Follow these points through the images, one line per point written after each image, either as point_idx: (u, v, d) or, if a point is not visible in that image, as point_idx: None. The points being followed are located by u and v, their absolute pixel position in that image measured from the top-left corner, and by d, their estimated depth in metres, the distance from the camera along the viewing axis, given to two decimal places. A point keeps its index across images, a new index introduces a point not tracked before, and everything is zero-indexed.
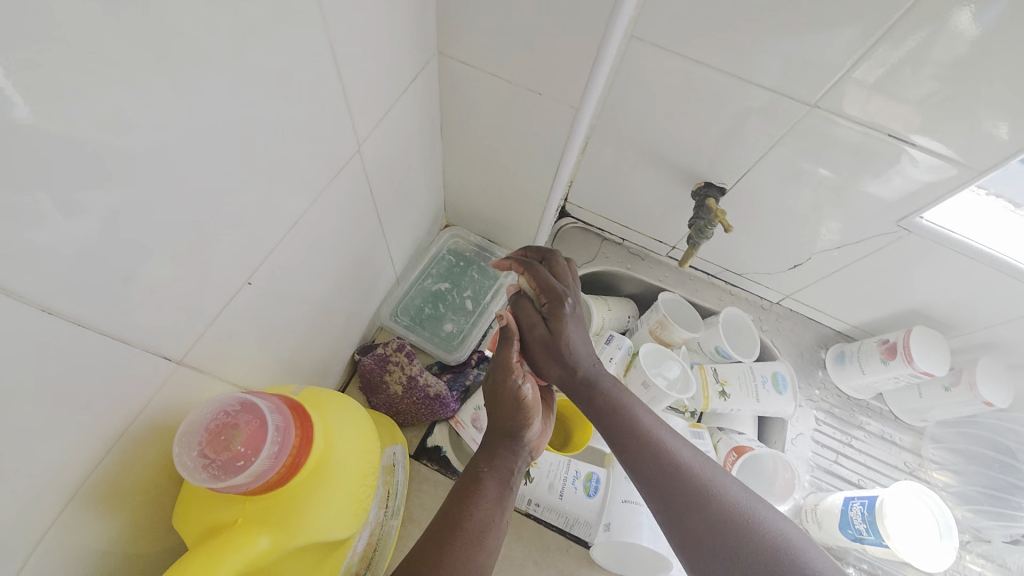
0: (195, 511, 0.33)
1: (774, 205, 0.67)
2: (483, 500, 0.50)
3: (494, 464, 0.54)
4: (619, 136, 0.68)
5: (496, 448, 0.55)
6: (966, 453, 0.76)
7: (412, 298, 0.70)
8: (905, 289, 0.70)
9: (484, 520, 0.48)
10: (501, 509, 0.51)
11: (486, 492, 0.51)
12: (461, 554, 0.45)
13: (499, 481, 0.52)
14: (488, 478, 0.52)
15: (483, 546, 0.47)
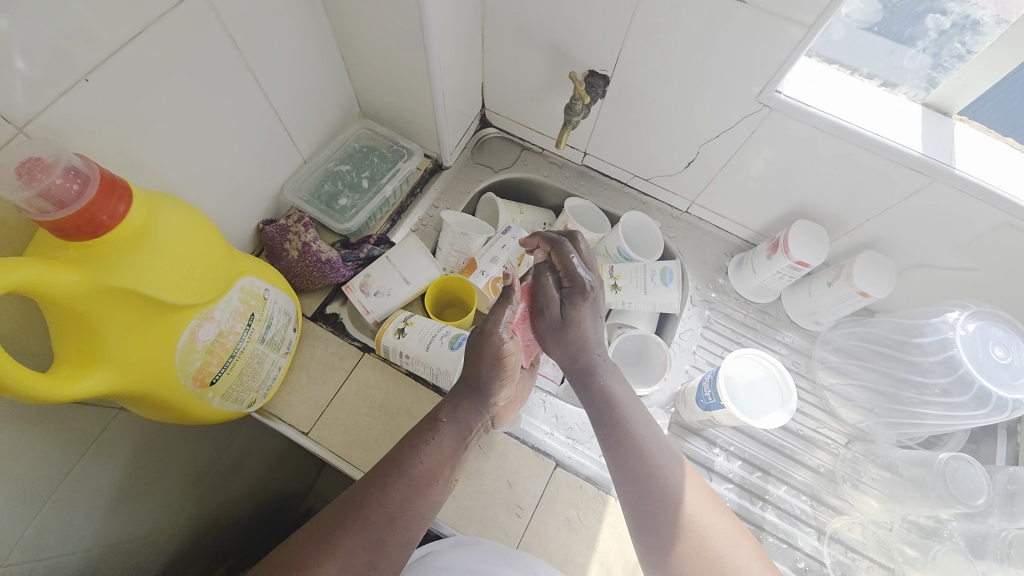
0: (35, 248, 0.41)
1: (656, 90, 0.70)
2: (432, 446, 0.53)
3: (459, 413, 0.56)
4: (510, 23, 0.72)
5: (468, 397, 0.57)
6: (852, 352, 0.76)
7: (317, 180, 0.77)
8: (789, 179, 0.71)
9: (431, 469, 0.52)
10: (444, 482, 0.53)
11: (437, 441, 0.54)
12: (400, 499, 0.49)
13: (455, 431, 0.55)
14: (447, 428, 0.55)
15: (425, 493, 0.51)
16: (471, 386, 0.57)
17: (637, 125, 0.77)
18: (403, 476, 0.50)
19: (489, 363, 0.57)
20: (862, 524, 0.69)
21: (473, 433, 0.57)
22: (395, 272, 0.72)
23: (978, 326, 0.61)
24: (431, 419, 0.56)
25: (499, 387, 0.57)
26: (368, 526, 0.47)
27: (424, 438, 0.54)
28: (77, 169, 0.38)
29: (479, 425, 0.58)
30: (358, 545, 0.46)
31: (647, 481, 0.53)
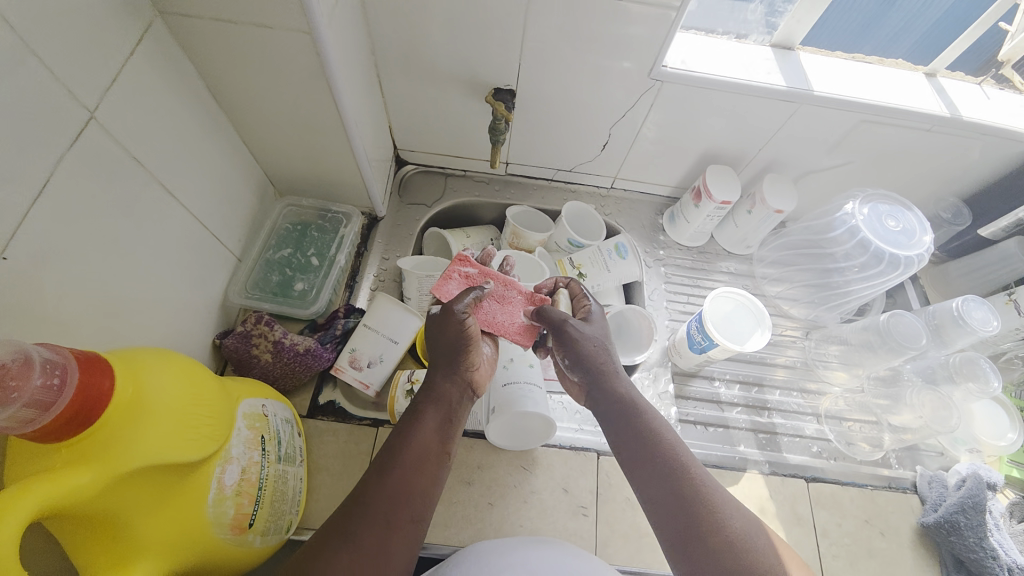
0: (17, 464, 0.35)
1: (558, 91, 0.75)
2: (420, 425, 0.55)
3: (437, 388, 0.58)
4: (403, 64, 0.73)
5: (444, 369, 0.59)
6: (784, 261, 0.88)
7: (260, 274, 0.72)
8: (691, 136, 0.81)
9: (421, 447, 0.53)
10: (440, 457, 0.54)
11: (424, 420, 0.56)
12: (400, 479, 0.50)
13: (436, 408, 0.57)
14: (427, 405, 0.57)
15: (422, 469, 0.52)
16: (444, 357, 0.59)
17: (549, 126, 0.82)
18: (397, 456, 0.52)
19: (454, 331, 0.59)
20: (841, 397, 0.83)
21: (456, 406, 0.58)
22: (379, 337, 0.71)
23: (870, 207, 0.75)
24: (415, 405, 0.57)
25: (469, 353, 0.59)
26: (371, 515, 0.47)
27: (412, 421, 0.55)
28: (45, 361, 0.33)
29: (461, 395, 0.59)
30: (368, 535, 0.46)
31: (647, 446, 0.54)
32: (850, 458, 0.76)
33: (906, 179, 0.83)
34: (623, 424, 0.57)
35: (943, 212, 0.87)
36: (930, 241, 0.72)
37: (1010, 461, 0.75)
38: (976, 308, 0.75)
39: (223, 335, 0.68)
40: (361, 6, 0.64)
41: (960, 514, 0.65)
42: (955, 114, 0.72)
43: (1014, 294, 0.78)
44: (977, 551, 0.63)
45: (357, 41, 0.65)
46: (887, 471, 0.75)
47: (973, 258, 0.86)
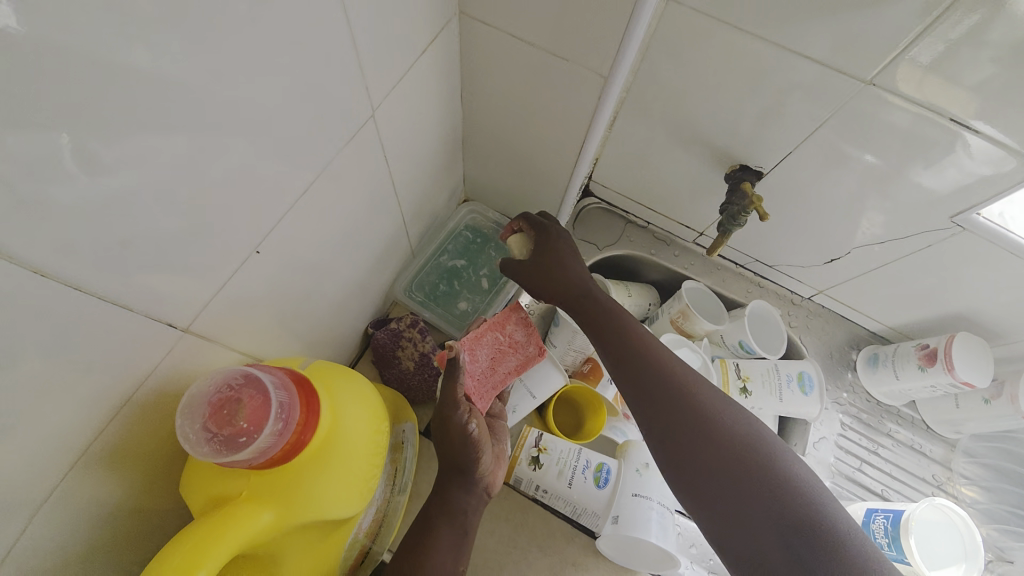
0: (199, 480, 0.32)
1: (815, 192, 0.63)
2: (436, 547, 0.48)
3: (455, 509, 0.51)
4: (652, 110, 0.65)
5: (454, 481, 0.52)
6: (1000, 470, 0.72)
7: (426, 274, 0.69)
8: (953, 290, 0.65)
9: (440, 570, 0.47)
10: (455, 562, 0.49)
11: (439, 538, 0.49)
12: None
13: (449, 527, 0.50)
14: (442, 524, 0.50)
15: None
16: (448, 471, 0.52)
17: (777, 219, 0.70)
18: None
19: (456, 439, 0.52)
20: None
21: (470, 520, 0.52)
22: (520, 386, 0.65)
23: None
24: (426, 517, 0.51)
25: (475, 467, 0.52)
26: None
27: (424, 540, 0.49)
28: (275, 399, 0.32)
29: (472, 507, 0.52)
30: None
31: (689, 424, 0.47)
32: None
33: None
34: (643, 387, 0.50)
35: None
36: None
37: None
38: None
39: (375, 326, 0.66)
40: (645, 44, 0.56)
41: None
42: None
43: None
44: None
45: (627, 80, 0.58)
46: None
47: None
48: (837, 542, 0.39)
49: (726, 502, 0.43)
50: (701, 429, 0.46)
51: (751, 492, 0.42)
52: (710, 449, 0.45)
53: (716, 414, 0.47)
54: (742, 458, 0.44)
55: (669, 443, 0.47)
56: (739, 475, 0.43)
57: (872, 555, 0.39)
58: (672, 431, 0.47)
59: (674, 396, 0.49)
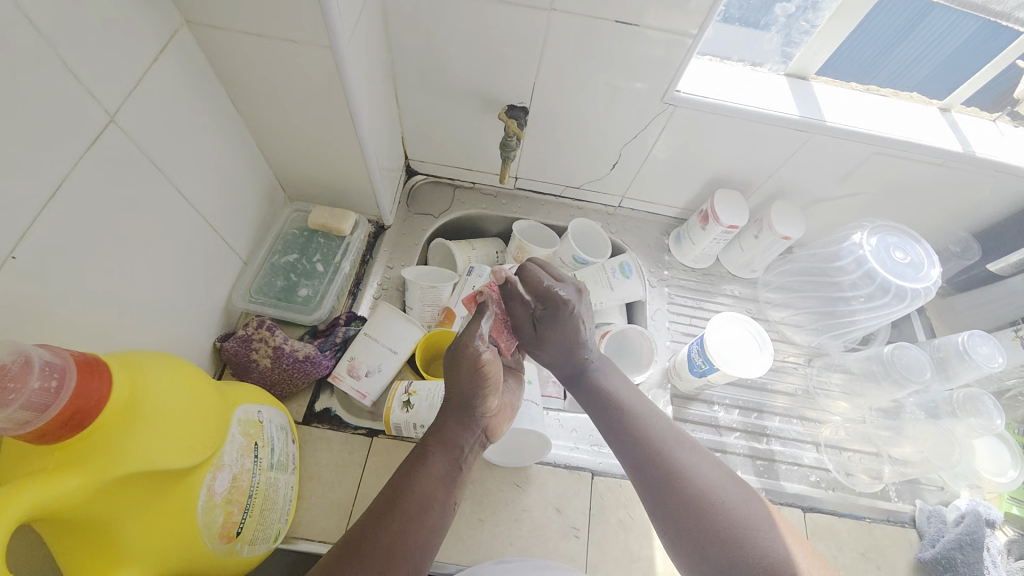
0: (11, 464, 0.35)
1: (571, 110, 0.76)
2: (423, 474, 0.53)
3: (449, 433, 0.57)
4: (420, 78, 0.74)
5: (453, 422, 0.58)
6: (789, 287, 0.87)
7: (265, 278, 0.72)
8: (702, 159, 0.81)
9: (425, 495, 0.52)
10: (445, 497, 0.53)
11: (430, 466, 0.54)
12: (393, 531, 0.49)
13: (444, 454, 0.56)
14: (435, 453, 0.55)
15: (419, 520, 0.50)
16: (455, 410, 0.59)
17: (559, 144, 0.83)
18: (392, 509, 0.50)
19: (468, 370, 0.58)
20: (842, 426, 0.81)
21: (464, 451, 0.57)
22: (379, 347, 0.70)
23: (878, 238, 0.74)
24: (423, 446, 0.56)
25: (485, 395, 0.57)
26: (366, 563, 0.46)
27: (419, 463, 0.55)
28: (43, 360, 0.34)
29: (470, 442, 0.58)
30: None
31: (681, 492, 0.53)
32: (847, 488, 0.75)
33: (913, 212, 0.83)
34: (648, 463, 0.56)
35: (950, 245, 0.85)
36: (938, 276, 0.71)
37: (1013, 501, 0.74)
38: (982, 344, 0.74)
39: (224, 338, 0.68)
40: (383, 20, 0.65)
41: (958, 551, 0.65)
42: (968, 150, 0.71)
43: (1019, 331, 0.79)
44: None
45: (377, 54, 0.66)
46: (888, 504, 0.74)
47: (981, 294, 0.85)
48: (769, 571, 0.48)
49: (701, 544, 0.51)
50: (671, 479, 0.54)
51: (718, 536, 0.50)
52: (677, 496, 0.53)
53: (687, 464, 0.55)
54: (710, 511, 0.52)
55: (650, 479, 0.55)
56: (718, 539, 0.50)
57: None
58: (653, 473, 0.55)
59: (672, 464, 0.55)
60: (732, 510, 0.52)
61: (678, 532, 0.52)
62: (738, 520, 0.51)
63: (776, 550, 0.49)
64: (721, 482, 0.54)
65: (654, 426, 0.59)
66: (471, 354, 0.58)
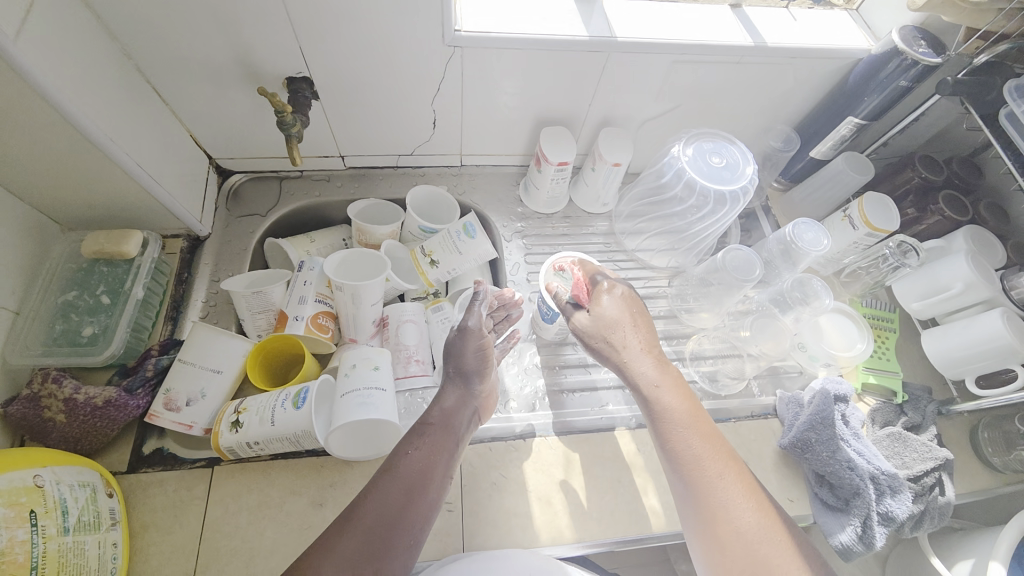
0: None
1: (359, 71, 0.69)
2: (419, 449, 0.56)
3: (448, 406, 0.62)
4: (174, 65, 0.64)
5: (451, 385, 0.64)
6: (636, 213, 0.88)
7: (45, 325, 0.62)
8: (518, 100, 0.77)
9: (417, 469, 0.54)
10: (434, 460, 0.55)
11: (413, 449, 0.55)
12: (384, 514, 0.49)
13: (435, 434, 0.57)
14: (424, 431, 0.58)
15: (414, 495, 0.52)
16: (452, 374, 0.66)
17: (367, 112, 0.76)
18: (395, 476, 0.52)
19: (474, 350, 0.67)
20: (705, 336, 0.83)
21: (460, 430, 0.60)
22: (197, 370, 0.64)
23: (694, 147, 0.74)
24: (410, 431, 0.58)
25: (475, 366, 0.65)
26: (357, 530, 0.47)
27: (407, 447, 0.56)
28: None
29: (466, 420, 0.62)
30: (354, 548, 0.46)
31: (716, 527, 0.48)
32: (715, 394, 0.78)
33: (734, 116, 0.84)
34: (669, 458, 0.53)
35: (775, 141, 0.87)
36: (752, 173, 0.72)
37: (866, 370, 0.78)
38: (807, 230, 0.75)
39: (10, 402, 0.58)
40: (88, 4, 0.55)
41: (810, 430, 0.68)
42: (759, 42, 0.71)
43: (847, 211, 0.80)
44: (831, 464, 0.66)
45: (89, 44, 0.56)
46: (754, 401, 0.77)
47: (812, 182, 0.88)
48: None
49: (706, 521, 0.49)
50: (673, 446, 0.53)
51: (724, 532, 0.48)
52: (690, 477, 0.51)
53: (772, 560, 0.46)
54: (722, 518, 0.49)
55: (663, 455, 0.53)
56: None
57: None
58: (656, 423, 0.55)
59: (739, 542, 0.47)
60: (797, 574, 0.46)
61: None
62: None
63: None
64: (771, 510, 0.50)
65: (685, 430, 0.54)
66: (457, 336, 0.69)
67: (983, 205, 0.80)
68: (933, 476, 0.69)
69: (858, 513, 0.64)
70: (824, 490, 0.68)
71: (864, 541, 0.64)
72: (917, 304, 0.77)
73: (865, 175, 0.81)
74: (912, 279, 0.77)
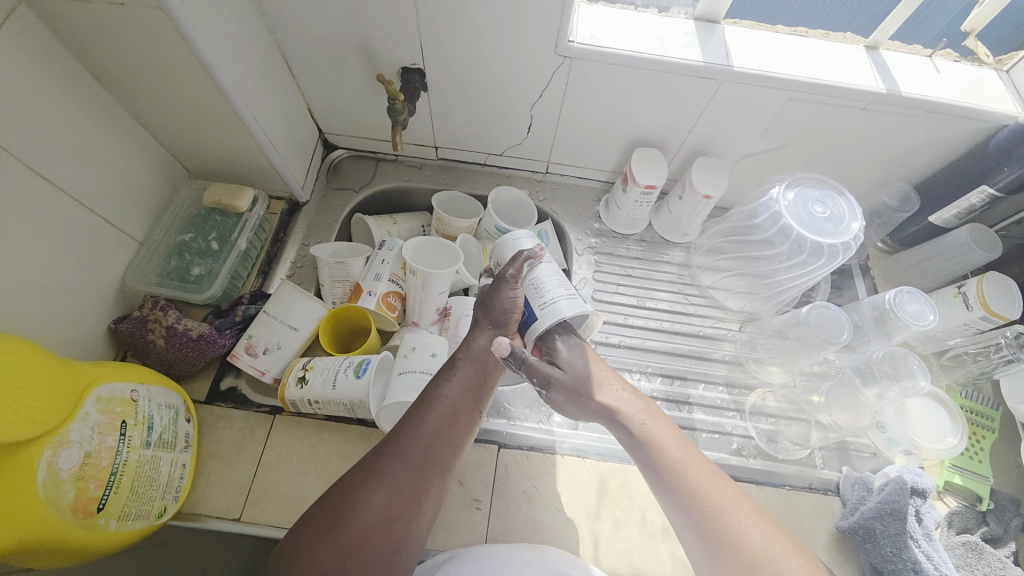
0: None
1: (470, 70, 0.71)
2: (453, 384, 0.62)
3: (478, 349, 0.66)
4: (308, 46, 0.70)
5: (484, 327, 0.68)
6: (718, 249, 0.84)
7: (162, 258, 0.70)
8: (617, 118, 0.76)
9: (452, 404, 0.61)
10: (470, 401, 0.62)
11: (455, 377, 0.63)
12: (419, 455, 0.57)
13: (472, 371, 0.64)
14: (461, 363, 0.64)
15: (451, 423, 0.60)
16: (487, 322, 0.67)
17: (469, 109, 0.79)
18: (434, 412, 0.60)
19: (506, 301, 0.67)
20: (772, 392, 0.79)
21: (489, 369, 0.66)
22: (278, 324, 0.70)
23: (795, 192, 0.70)
24: (453, 361, 0.65)
25: (512, 323, 0.67)
26: (407, 459, 0.56)
27: (445, 377, 0.62)
28: None
29: (495, 361, 0.67)
30: (402, 474, 0.55)
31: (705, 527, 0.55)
32: (770, 455, 0.73)
33: (848, 164, 0.78)
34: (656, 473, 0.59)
35: (888, 198, 0.80)
36: (859, 229, 0.67)
37: (951, 468, 0.69)
38: (910, 301, 0.69)
39: (120, 319, 0.66)
40: None
41: (876, 520, 0.63)
42: (892, 89, 0.66)
43: (963, 287, 0.72)
44: (894, 562, 0.61)
45: (246, 21, 0.62)
46: (816, 472, 0.72)
47: (924, 249, 0.80)
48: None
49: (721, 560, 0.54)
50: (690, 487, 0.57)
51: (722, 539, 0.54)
52: (709, 517, 0.55)
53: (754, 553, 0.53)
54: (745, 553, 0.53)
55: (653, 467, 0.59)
56: None
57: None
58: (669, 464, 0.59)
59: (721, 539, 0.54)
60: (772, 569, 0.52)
61: None
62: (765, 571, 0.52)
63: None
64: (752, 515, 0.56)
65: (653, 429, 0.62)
66: (499, 301, 0.67)
67: None
68: None
69: None
70: None
71: None
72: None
73: (992, 254, 0.73)
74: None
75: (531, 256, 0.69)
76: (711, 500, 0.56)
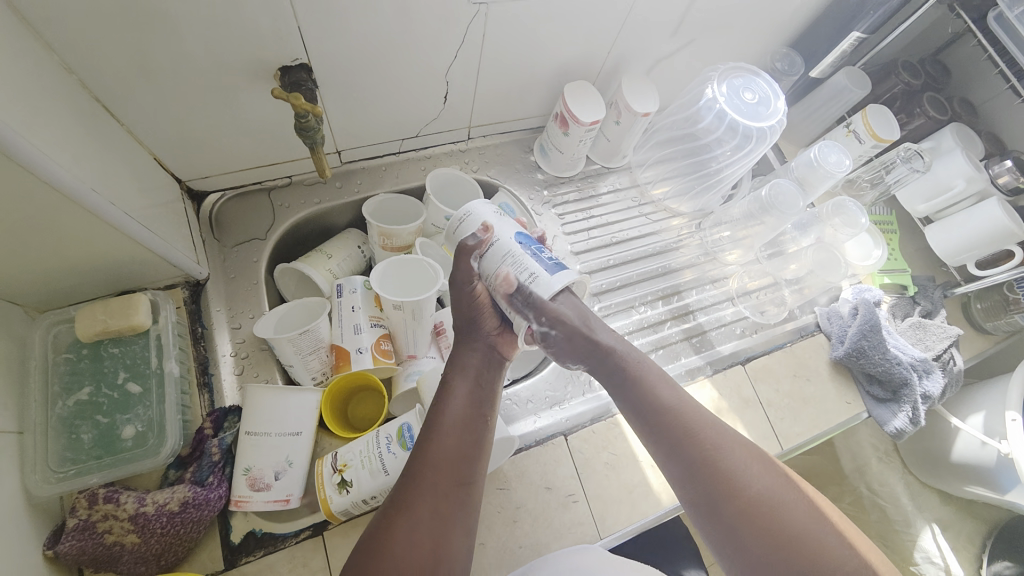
0: None
1: (364, 47, 0.58)
2: (452, 397, 0.54)
3: (464, 360, 0.58)
4: (131, 75, 0.50)
5: (465, 340, 0.59)
6: (666, 159, 0.87)
7: (65, 437, 0.51)
8: (537, 57, 0.70)
9: (460, 419, 0.53)
10: (477, 413, 0.54)
11: (453, 387, 0.55)
12: (433, 482, 0.48)
13: (466, 380, 0.56)
14: (455, 378, 0.56)
15: (465, 436, 0.52)
16: (464, 331, 0.59)
17: (370, 95, 0.65)
18: (438, 430, 0.52)
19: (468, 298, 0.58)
20: (744, 273, 0.87)
21: (488, 378, 0.58)
22: (273, 439, 0.55)
23: (727, 84, 0.73)
24: (443, 379, 0.57)
25: (486, 316, 0.58)
26: (424, 485, 0.48)
27: (443, 395, 0.55)
28: None
29: (491, 366, 0.59)
30: (426, 509, 0.47)
31: (711, 478, 0.49)
32: (767, 324, 0.82)
33: (741, 44, 0.83)
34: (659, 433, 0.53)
35: (779, 63, 0.87)
36: (785, 106, 0.72)
37: (881, 273, 0.85)
38: (830, 153, 0.79)
39: (56, 540, 0.47)
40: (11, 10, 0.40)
41: (863, 339, 0.75)
42: None
43: (851, 125, 0.84)
44: (883, 365, 0.74)
45: (25, 62, 0.41)
46: (796, 323, 0.82)
47: (810, 101, 0.91)
48: (788, 539, 0.46)
49: (718, 511, 0.48)
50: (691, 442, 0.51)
51: (738, 493, 0.48)
52: (707, 466, 0.50)
53: (765, 495, 0.48)
54: (747, 505, 0.47)
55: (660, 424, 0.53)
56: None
57: (803, 544, 0.46)
58: (656, 418, 0.53)
59: (727, 482, 0.49)
60: (788, 508, 0.47)
61: (736, 547, 0.47)
62: (785, 516, 0.47)
63: (812, 530, 0.46)
64: (763, 463, 0.50)
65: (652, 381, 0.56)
66: (467, 292, 0.58)
67: (959, 101, 0.86)
68: (949, 352, 0.78)
69: (909, 399, 0.74)
70: (874, 386, 0.76)
71: (913, 421, 0.73)
72: (922, 206, 0.86)
73: (863, 88, 0.85)
74: (915, 183, 0.85)
75: (476, 248, 0.56)
76: (711, 446, 0.51)
